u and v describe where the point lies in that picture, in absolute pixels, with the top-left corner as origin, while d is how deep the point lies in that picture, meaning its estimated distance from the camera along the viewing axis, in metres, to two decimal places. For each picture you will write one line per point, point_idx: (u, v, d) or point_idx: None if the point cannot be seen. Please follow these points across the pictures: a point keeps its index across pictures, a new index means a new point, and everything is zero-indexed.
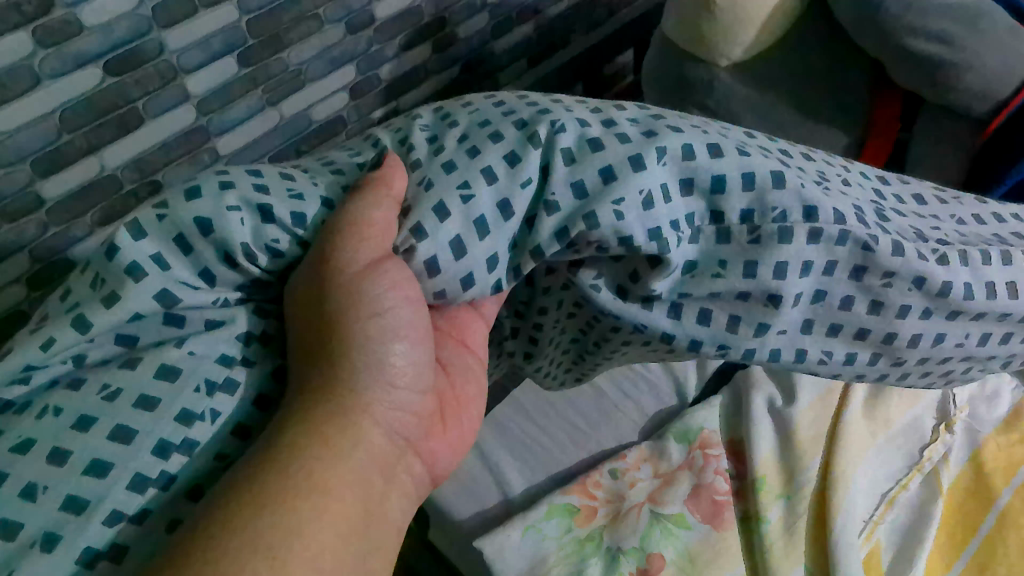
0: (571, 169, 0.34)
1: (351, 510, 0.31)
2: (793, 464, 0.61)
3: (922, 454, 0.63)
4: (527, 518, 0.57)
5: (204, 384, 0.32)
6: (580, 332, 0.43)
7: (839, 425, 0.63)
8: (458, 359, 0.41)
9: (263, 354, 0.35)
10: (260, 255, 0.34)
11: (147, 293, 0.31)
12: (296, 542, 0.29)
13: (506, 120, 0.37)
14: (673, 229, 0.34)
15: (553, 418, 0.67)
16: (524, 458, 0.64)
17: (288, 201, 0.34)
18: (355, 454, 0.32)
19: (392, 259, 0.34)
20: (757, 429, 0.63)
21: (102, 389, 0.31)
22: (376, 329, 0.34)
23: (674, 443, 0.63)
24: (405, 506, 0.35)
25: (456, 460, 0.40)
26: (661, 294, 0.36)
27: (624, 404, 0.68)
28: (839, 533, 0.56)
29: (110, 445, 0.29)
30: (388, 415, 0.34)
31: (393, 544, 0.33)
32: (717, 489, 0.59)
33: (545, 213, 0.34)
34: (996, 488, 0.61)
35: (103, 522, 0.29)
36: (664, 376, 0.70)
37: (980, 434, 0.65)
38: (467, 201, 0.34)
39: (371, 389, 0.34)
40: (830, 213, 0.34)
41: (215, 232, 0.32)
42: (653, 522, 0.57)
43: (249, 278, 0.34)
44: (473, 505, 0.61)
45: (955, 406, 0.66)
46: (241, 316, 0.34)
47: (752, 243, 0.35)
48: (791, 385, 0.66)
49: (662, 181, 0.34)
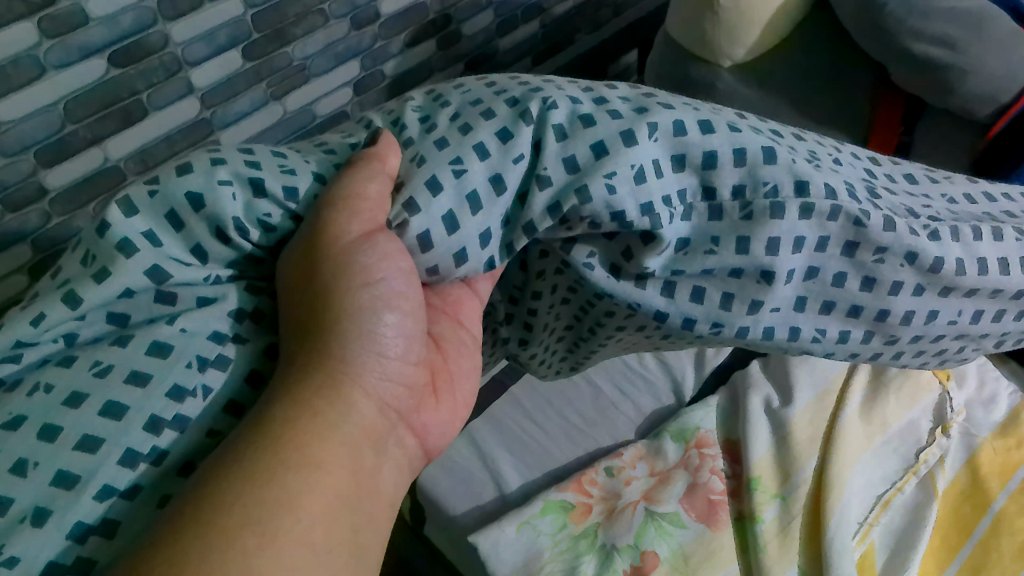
0: (563, 144, 0.34)
1: (341, 483, 0.30)
2: (789, 462, 0.61)
3: (918, 457, 0.62)
4: (522, 514, 0.57)
5: (195, 359, 0.30)
6: (572, 314, 0.43)
7: (837, 425, 0.62)
8: (452, 335, 0.40)
9: (255, 331, 0.33)
10: (253, 231, 0.33)
11: (139, 268, 0.30)
12: (288, 514, 0.28)
13: (498, 98, 0.36)
14: (665, 204, 0.34)
15: (550, 415, 0.67)
16: (519, 453, 0.65)
17: (280, 176, 0.34)
18: (344, 425, 0.31)
19: (385, 231, 0.33)
20: (754, 423, 0.63)
21: (93, 366, 0.29)
22: (368, 298, 0.33)
23: (670, 442, 0.62)
24: (399, 481, 0.34)
25: (451, 434, 0.39)
26: (654, 271, 0.35)
27: (619, 401, 0.68)
28: (834, 535, 0.56)
29: (101, 421, 0.28)
30: (378, 386, 0.33)
31: (384, 517, 0.32)
32: (712, 489, 0.59)
33: (537, 187, 0.34)
34: (992, 494, 0.61)
35: (93, 498, 0.27)
36: (660, 375, 0.70)
37: (976, 438, 0.64)
38: (459, 176, 0.33)
39: (363, 359, 0.33)
40: (821, 188, 0.34)
41: (206, 207, 0.31)
42: (648, 520, 0.57)
43: (241, 254, 0.33)
44: (469, 500, 0.61)
45: (952, 410, 0.65)
46: (233, 294, 0.33)
47: (745, 218, 0.34)
48: (788, 385, 0.65)
49: (654, 156, 0.34)
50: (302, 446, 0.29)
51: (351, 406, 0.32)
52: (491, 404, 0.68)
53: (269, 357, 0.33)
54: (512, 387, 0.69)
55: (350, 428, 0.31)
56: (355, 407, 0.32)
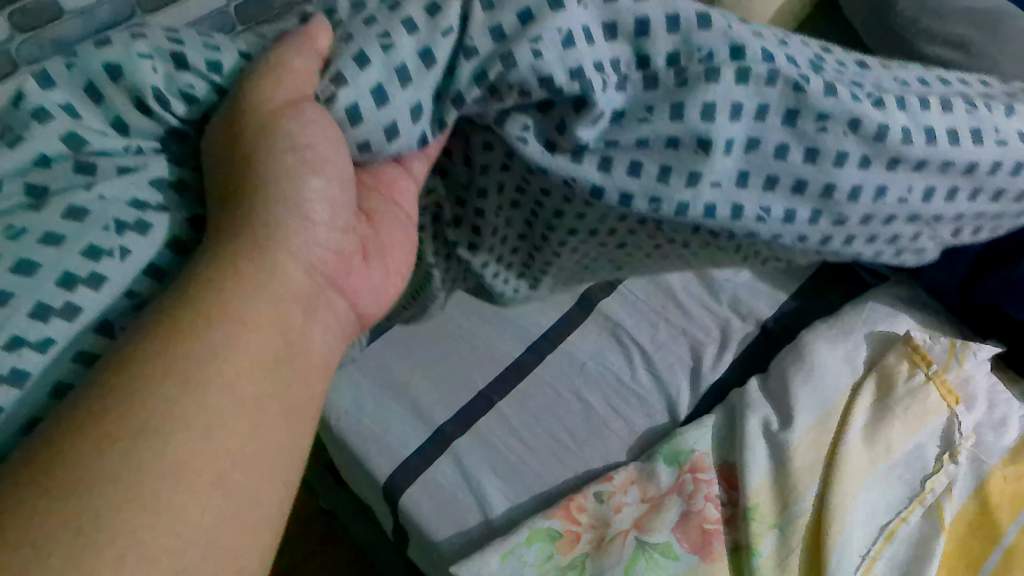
0: (489, 12, 0.37)
1: (264, 349, 0.32)
2: (788, 490, 0.56)
3: (924, 485, 0.57)
4: (506, 543, 0.54)
5: (113, 223, 0.32)
6: (522, 208, 0.49)
7: (838, 452, 0.57)
8: (384, 208, 0.42)
9: (178, 202, 0.36)
10: (175, 104, 0.35)
11: (54, 134, 0.32)
12: (210, 371, 0.30)
13: (381, 6, 0.38)
14: (596, 70, 0.37)
15: (539, 434, 0.64)
16: (506, 474, 0.62)
17: (203, 51, 0.36)
18: (272, 283, 0.33)
19: (311, 102, 0.36)
20: (754, 446, 0.58)
21: (5, 228, 0.30)
22: (292, 161, 0.35)
23: (663, 465, 0.59)
24: (332, 344, 0.37)
25: (383, 307, 0.42)
26: (588, 141, 0.39)
27: (611, 419, 0.65)
28: (835, 573, 0.52)
29: (42, 249, 0.30)
30: (307, 250, 0.35)
31: (315, 375, 0.35)
32: (707, 517, 0.56)
33: (463, 57, 0.37)
34: (1001, 526, 0.55)
35: (23, 320, 0.29)
36: (655, 392, 0.67)
37: (985, 466, 0.58)
38: (387, 50, 0.36)
39: (290, 219, 0.35)
40: (728, 51, 0.39)
41: (124, 77, 0.33)
42: (639, 551, 0.54)
43: (167, 127, 0.36)
44: (454, 525, 0.59)
45: (960, 435, 0.58)
46: (154, 164, 0.35)
47: (682, 84, 0.38)
48: (789, 406, 0.60)
49: (583, 24, 0.37)
50: (229, 300, 0.32)
51: (279, 269, 0.34)
52: (478, 421, 0.65)
53: (195, 227, 0.36)
54: (500, 403, 0.66)
55: (278, 285, 0.34)
56: (282, 267, 0.34)
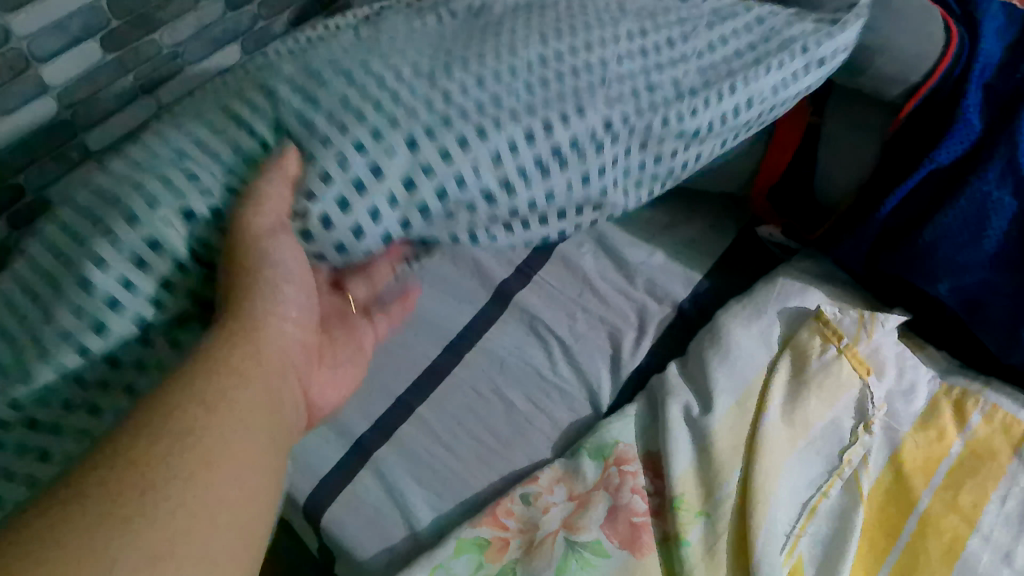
0: None
1: (257, 409, 0.36)
2: (712, 476, 0.56)
3: (842, 457, 0.57)
4: (435, 558, 0.53)
5: (110, 299, 0.38)
6: None
7: (758, 433, 0.57)
8: (334, 324, 0.48)
9: (177, 304, 0.41)
10: (125, 304, 0.39)
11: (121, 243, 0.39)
12: (219, 449, 0.33)
13: None
14: None
15: (462, 437, 0.62)
16: (430, 483, 0.60)
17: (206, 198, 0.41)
18: (259, 370, 0.37)
19: (285, 230, 0.41)
20: (676, 432, 0.58)
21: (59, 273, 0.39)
22: (273, 276, 0.40)
23: (588, 460, 0.58)
24: (297, 417, 0.40)
25: (340, 394, 0.47)
26: None
27: (534, 416, 0.64)
28: (761, 555, 0.51)
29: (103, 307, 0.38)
30: (282, 323, 0.40)
31: (293, 430, 0.39)
32: (634, 510, 0.55)
33: None
34: (916, 491, 0.56)
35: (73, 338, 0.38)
36: (576, 383, 0.66)
37: (899, 433, 0.59)
38: (343, 165, 0.43)
39: (263, 311, 0.39)
40: None
41: (163, 247, 0.40)
42: (569, 553, 0.53)
43: (160, 282, 0.40)
44: (378, 540, 0.57)
45: (874, 404, 0.59)
46: (149, 284, 0.39)
47: None
48: (708, 391, 0.60)
49: None
50: (231, 362, 0.36)
51: (263, 335, 0.38)
52: (399, 429, 0.63)
53: (200, 305, 0.42)
54: (421, 408, 0.64)
55: (263, 366, 0.37)
56: (271, 330, 0.39)
